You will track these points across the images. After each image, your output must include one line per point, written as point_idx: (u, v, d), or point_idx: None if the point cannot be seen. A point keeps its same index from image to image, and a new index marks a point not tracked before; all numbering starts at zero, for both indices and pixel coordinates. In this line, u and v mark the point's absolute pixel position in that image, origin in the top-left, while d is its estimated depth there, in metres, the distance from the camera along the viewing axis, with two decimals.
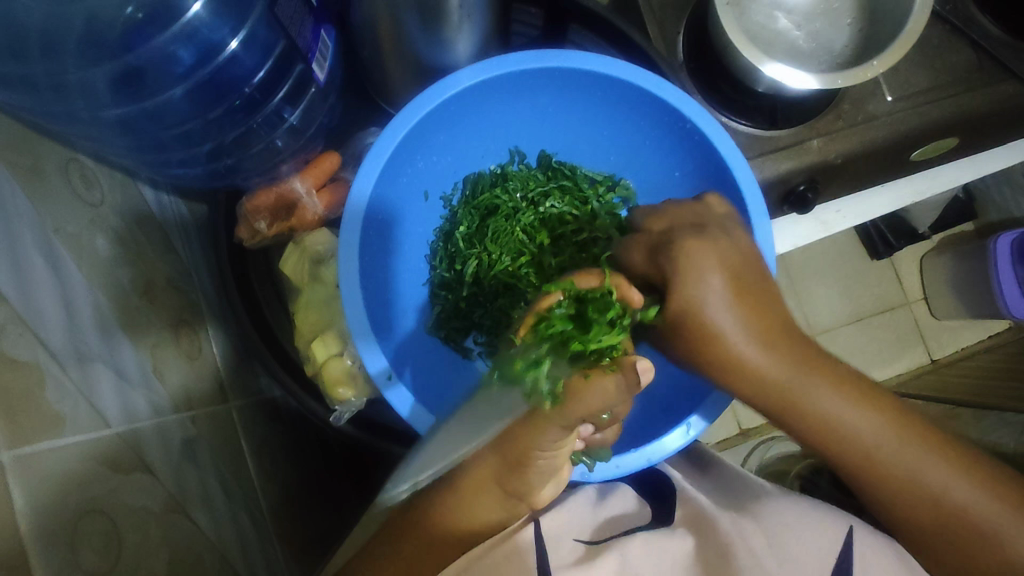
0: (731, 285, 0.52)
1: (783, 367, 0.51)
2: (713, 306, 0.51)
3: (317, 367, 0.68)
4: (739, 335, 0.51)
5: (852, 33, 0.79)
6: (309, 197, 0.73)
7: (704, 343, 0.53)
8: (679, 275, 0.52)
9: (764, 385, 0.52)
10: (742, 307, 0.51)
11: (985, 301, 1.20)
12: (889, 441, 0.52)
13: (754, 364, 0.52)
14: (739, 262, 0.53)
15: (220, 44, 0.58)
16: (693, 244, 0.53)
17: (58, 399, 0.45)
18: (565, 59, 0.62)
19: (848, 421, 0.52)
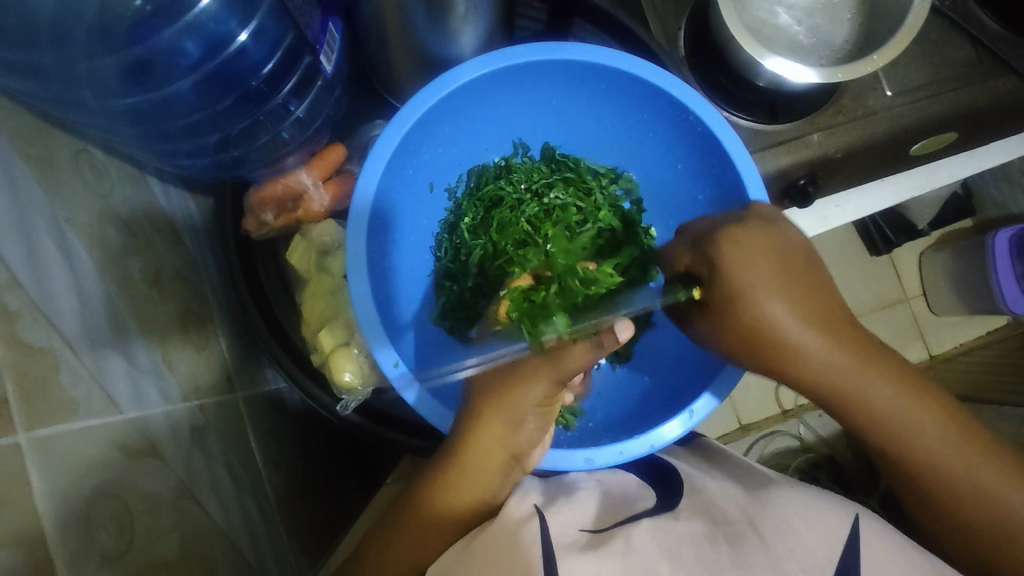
0: (784, 272, 0.54)
1: (833, 351, 0.53)
2: (767, 295, 0.53)
3: (325, 357, 0.69)
4: (791, 322, 0.53)
5: (852, 28, 0.80)
6: (316, 188, 0.74)
7: (740, 329, 0.54)
8: (734, 262, 0.54)
9: (821, 374, 0.54)
10: (797, 294, 0.53)
11: (984, 296, 1.21)
12: (922, 421, 0.54)
13: (812, 353, 0.53)
14: (787, 249, 0.55)
15: (229, 37, 0.58)
16: (744, 233, 0.55)
17: (72, 384, 0.45)
18: (569, 52, 0.62)
19: (875, 402, 0.54)
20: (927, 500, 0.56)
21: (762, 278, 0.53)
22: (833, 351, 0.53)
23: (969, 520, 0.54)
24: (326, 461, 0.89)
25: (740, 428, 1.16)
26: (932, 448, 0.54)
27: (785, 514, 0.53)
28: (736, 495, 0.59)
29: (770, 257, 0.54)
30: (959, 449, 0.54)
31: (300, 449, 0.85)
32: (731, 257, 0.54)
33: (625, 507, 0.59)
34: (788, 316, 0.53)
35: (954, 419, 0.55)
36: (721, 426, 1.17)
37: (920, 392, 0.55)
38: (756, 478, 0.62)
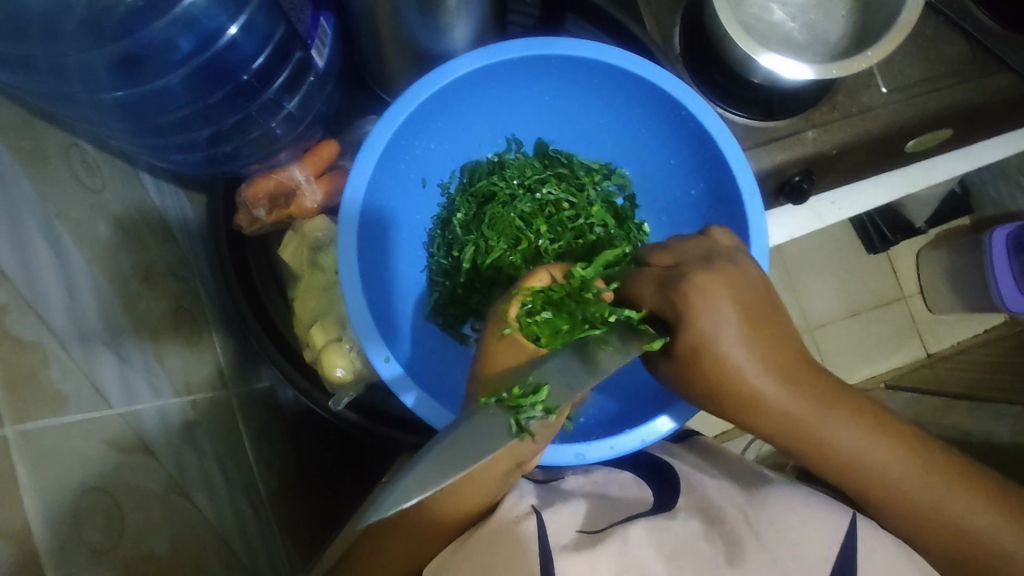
0: (745, 317, 0.49)
1: (796, 401, 0.50)
2: (728, 345, 0.49)
3: (317, 353, 0.69)
4: (755, 371, 0.49)
5: (846, 24, 0.80)
6: (308, 184, 0.74)
7: (701, 375, 0.51)
8: (689, 311, 0.49)
9: (784, 422, 0.51)
10: (757, 339, 0.50)
11: (980, 294, 1.21)
12: (890, 458, 0.52)
13: (774, 401, 0.50)
14: (747, 290, 0.51)
15: (218, 30, 0.58)
16: (704, 277, 0.50)
17: (61, 378, 0.45)
18: (562, 47, 0.62)
19: (840, 444, 0.51)
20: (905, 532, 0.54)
21: (724, 327, 0.49)
22: (796, 401, 0.50)
23: (949, 547, 0.53)
24: (320, 458, 0.89)
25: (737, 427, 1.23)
26: (902, 484, 0.52)
27: (780, 513, 0.53)
28: (731, 493, 0.59)
29: (731, 301, 0.49)
30: (931, 481, 0.52)
31: (293, 447, 0.85)
32: (687, 304, 0.49)
33: (622, 504, 0.59)
34: (751, 365, 0.49)
35: (925, 445, 0.53)
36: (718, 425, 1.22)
37: (884, 429, 0.52)
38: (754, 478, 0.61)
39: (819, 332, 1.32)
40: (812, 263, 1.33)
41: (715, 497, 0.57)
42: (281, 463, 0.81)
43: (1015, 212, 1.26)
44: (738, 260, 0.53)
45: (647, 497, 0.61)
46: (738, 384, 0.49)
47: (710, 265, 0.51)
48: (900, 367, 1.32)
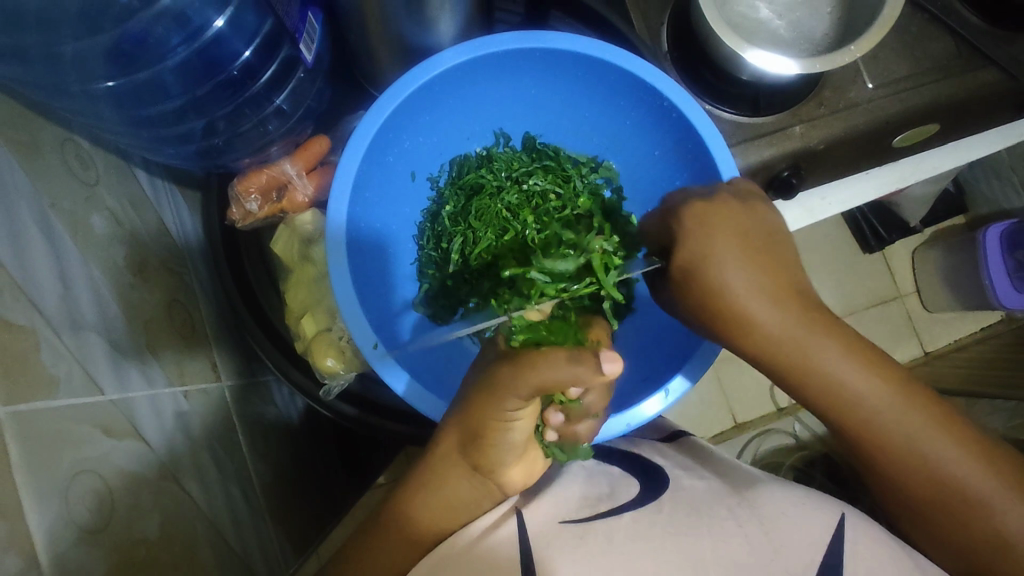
0: (743, 247, 0.54)
1: (794, 324, 0.53)
2: (728, 268, 0.53)
3: (307, 343, 0.71)
4: (751, 296, 0.53)
5: (831, 21, 0.82)
6: (299, 179, 0.75)
7: (698, 300, 0.55)
8: (689, 234, 0.54)
9: (769, 345, 0.53)
10: (754, 264, 0.53)
11: (975, 291, 1.22)
12: (883, 402, 0.52)
13: (762, 319, 0.53)
14: (750, 228, 0.55)
15: (205, 25, 0.61)
16: (707, 210, 0.55)
17: (53, 362, 0.46)
18: (545, 41, 0.64)
19: (823, 384, 0.53)
20: (893, 486, 0.54)
21: (722, 252, 0.53)
22: (786, 324, 0.53)
23: (938, 512, 0.52)
24: (313, 455, 0.91)
25: (734, 427, 1.25)
26: (891, 433, 0.52)
27: (761, 499, 0.53)
28: (724, 483, 0.58)
29: (730, 237, 0.54)
30: (926, 433, 0.52)
31: (290, 444, 0.86)
32: (690, 229, 0.55)
33: (605, 498, 0.56)
34: (745, 286, 0.53)
35: (924, 406, 0.52)
36: (716, 426, 1.24)
37: (883, 367, 0.53)
38: (742, 473, 0.61)
39: None
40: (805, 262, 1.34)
41: (707, 487, 0.57)
42: (281, 459, 0.83)
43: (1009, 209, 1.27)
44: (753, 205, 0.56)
45: (625, 475, 0.63)
46: (729, 304, 0.53)
47: (716, 200, 0.56)
48: None
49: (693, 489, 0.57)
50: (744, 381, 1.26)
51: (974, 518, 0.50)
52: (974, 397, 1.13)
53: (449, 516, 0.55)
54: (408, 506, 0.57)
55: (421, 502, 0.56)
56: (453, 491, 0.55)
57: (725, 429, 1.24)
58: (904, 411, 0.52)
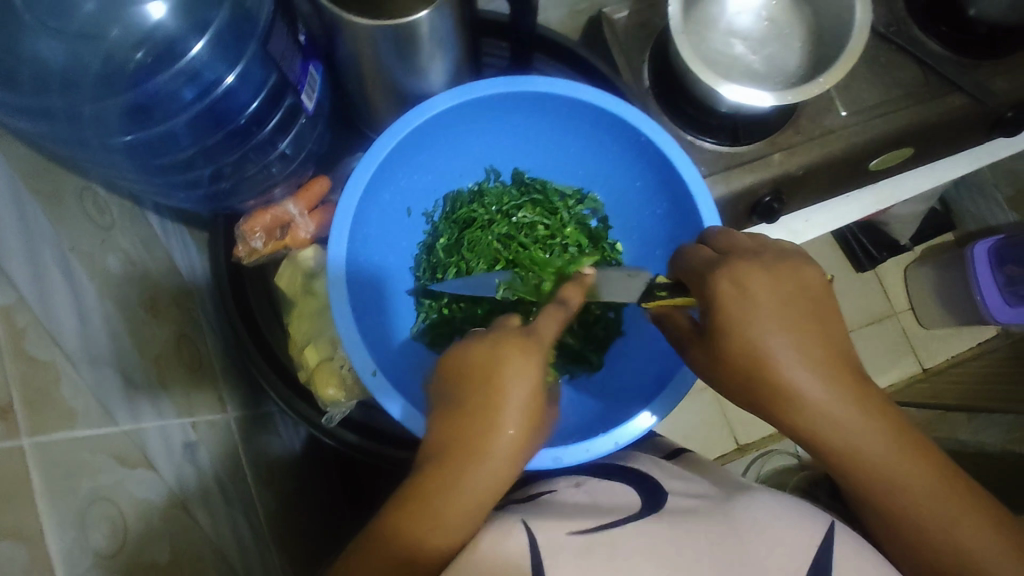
0: (788, 315, 0.54)
1: (843, 402, 0.52)
2: (773, 338, 0.53)
3: (309, 371, 0.74)
4: (794, 364, 0.53)
5: (803, 55, 0.87)
6: (302, 218, 0.79)
7: (739, 367, 0.55)
8: (729, 305, 0.54)
9: (814, 415, 0.53)
10: (798, 333, 0.54)
11: (967, 307, 1.26)
12: (896, 460, 0.52)
13: (809, 392, 0.53)
14: (795, 290, 0.55)
15: (217, 80, 0.65)
16: (751, 274, 0.55)
17: (72, 395, 0.49)
18: (529, 84, 0.68)
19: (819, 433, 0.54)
20: (897, 553, 0.54)
21: (763, 320, 0.54)
22: (829, 394, 0.53)
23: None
24: (316, 482, 0.93)
25: (736, 449, 1.27)
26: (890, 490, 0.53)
27: (749, 502, 0.55)
28: (717, 491, 0.61)
29: (773, 303, 0.54)
30: (956, 511, 0.51)
31: (292, 473, 0.88)
32: (730, 294, 0.55)
33: (604, 515, 0.56)
34: (789, 356, 0.53)
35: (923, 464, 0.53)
36: (718, 448, 1.26)
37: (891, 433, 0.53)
38: (733, 482, 0.63)
39: None
40: None
41: (703, 494, 0.60)
42: (284, 486, 0.85)
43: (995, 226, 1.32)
44: (795, 267, 0.56)
45: (618, 486, 0.65)
46: (758, 369, 0.54)
47: (758, 262, 0.56)
48: (897, 383, 1.36)
49: (689, 496, 0.59)
50: None
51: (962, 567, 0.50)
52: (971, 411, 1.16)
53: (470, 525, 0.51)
54: (424, 514, 0.51)
55: (444, 509, 0.51)
56: (481, 499, 0.52)
57: (727, 451, 1.26)
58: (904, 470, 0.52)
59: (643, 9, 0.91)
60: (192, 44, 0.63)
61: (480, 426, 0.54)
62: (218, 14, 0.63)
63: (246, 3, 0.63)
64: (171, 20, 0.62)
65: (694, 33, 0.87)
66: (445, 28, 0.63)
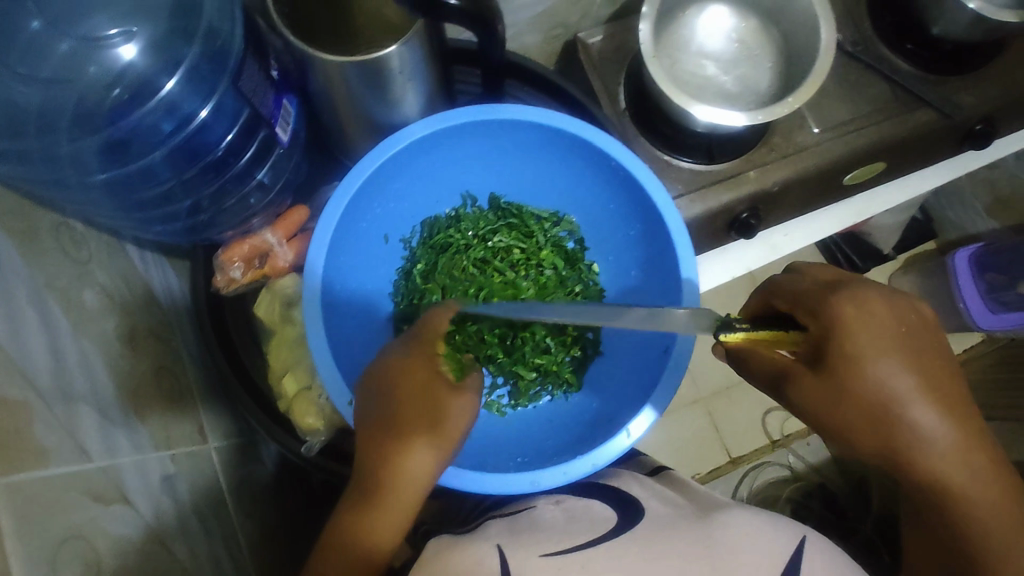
0: (909, 349, 0.52)
1: (961, 448, 0.52)
2: (899, 375, 0.51)
3: (288, 401, 0.75)
4: (920, 404, 0.51)
5: (773, 75, 0.89)
6: (280, 246, 0.80)
7: (864, 405, 0.52)
8: (856, 335, 0.51)
9: (933, 458, 0.52)
10: (920, 370, 0.52)
11: (952, 314, 1.27)
12: (997, 516, 0.53)
13: (931, 434, 0.51)
14: (915, 325, 0.53)
15: (192, 115, 0.65)
16: (875, 303, 0.53)
17: (44, 433, 0.49)
18: (502, 112, 0.70)
19: (917, 462, 0.52)
20: None
21: (890, 353, 0.51)
22: (949, 437, 0.51)
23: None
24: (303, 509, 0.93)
25: (729, 462, 1.26)
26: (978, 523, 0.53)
27: (722, 522, 0.55)
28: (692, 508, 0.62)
29: (897, 337, 0.52)
30: None
31: (277, 501, 0.88)
32: (855, 321, 0.51)
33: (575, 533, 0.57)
34: (913, 395, 0.51)
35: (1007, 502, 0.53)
36: (711, 462, 1.26)
37: (985, 471, 0.53)
38: (711, 500, 0.64)
39: None
40: None
41: (682, 512, 0.60)
42: (267, 515, 0.85)
43: (975, 233, 1.34)
44: (911, 303, 0.54)
45: (590, 504, 0.66)
46: (863, 401, 0.51)
47: (874, 289, 0.54)
48: None
49: (669, 514, 0.60)
50: (733, 415, 1.28)
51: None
52: None
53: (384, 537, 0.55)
54: (355, 515, 0.55)
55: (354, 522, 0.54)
56: (402, 499, 0.55)
57: (719, 466, 1.26)
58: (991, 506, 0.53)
59: (617, 33, 0.93)
60: (164, 81, 0.63)
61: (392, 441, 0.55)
62: (189, 51, 0.63)
63: (217, 39, 0.64)
64: (142, 59, 0.62)
65: (666, 55, 0.89)
66: (414, 62, 0.64)
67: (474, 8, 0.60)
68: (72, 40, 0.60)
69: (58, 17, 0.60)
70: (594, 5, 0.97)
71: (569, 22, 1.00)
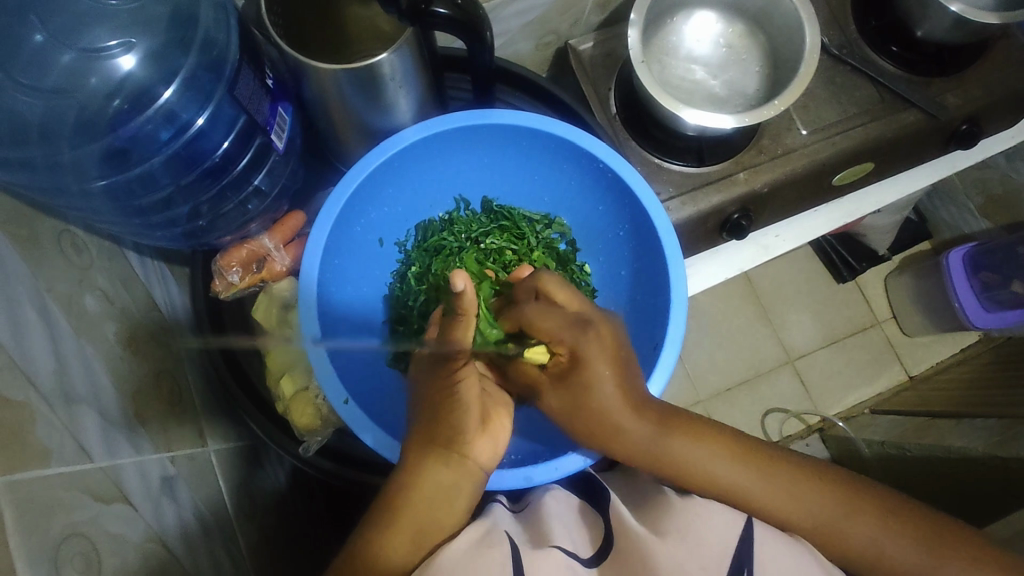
0: (605, 366, 0.61)
1: (639, 422, 0.63)
2: (592, 384, 0.62)
3: (286, 402, 0.77)
4: (600, 392, 0.62)
5: (760, 78, 0.91)
6: (277, 251, 0.83)
7: (569, 411, 0.65)
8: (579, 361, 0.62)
9: (630, 438, 0.63)
10: (612, 379, 0.62)
11: (949, 313, 1.28)
12: (704, 454, 0.63)
13: (615, 415, 0.62)
14: (601, 346, 0.62)
15: (189, 122, 0.67)
16: (575, 340, 0.62)
17: (46, 434, 0.50)
18: (493, 117, 0.72)
19: (623, 439, 0.63)
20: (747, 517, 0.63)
21: (592, 372, 0.62)
22: (626, 413, 0.62)
23: (767, 518, 0.62)
24: (303, 512, 0.94)
25: None
26: (701, 467, 0.63)
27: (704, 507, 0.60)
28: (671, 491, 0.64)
29: (601, 361, 0.61)
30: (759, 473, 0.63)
31: (276, 506, 0.89)
32: (583, 341, 0.62)
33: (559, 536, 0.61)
34: (607, 395, 0.62)
35: (713, 439, 0.64)
36: None
37: (670, 421, 0.64)
38: None
39: (800, 362, 1.41)
40: (783, 295, 1.43)
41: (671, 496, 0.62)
42: (263, 516, 0.85)
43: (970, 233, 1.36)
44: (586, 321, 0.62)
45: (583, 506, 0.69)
46: (603, 397, 0.62)
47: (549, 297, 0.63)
48: (882, 392, 1.39)
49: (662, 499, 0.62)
50: None
51: (769, 499, 0.61)
52: (956, 419, 1.17)
53: (422, 536, 0.58)
54: (384, 513, 0.58)
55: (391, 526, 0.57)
56: (422, 490, 0.59)
57: None
58: (694, 448, 0.63)
59: (608, 39, 0.95)
60: (163, 89, 0.65)
61: (421, 451, 0.60)
62: (186, 60, 0.65)
63: (214, 49, 0.66)
64: (141, 69, 0.64)
65: (656, 61, 0.91)
66: (406, 70, 0.66)
67: (464, 18, 0.62)
68: (74, 52, 0.61)
69: (61, 29, 0.60)
70: (584, 12, 0.99)
71: (560, 30, 1.02)
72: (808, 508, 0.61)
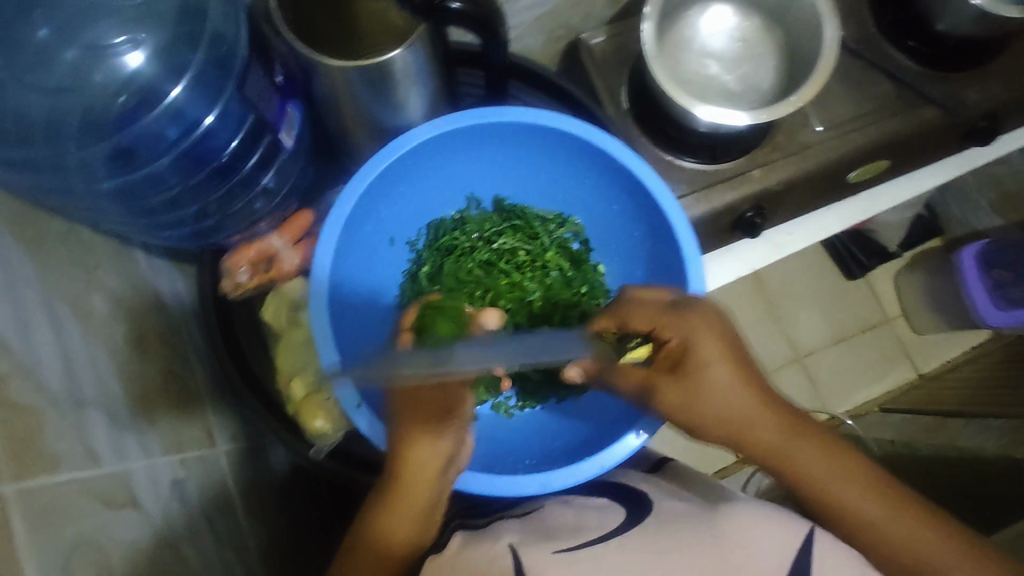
0: (725, 354, 0.59)
1: (765, 413, 0.60)
2: (711, 371, 0.59)
3: (296, 403, 0.76)
4: (719, 379, 0.59)
5: (777, 73, 0.89)
6: (287, 250, 0.81)
7: (681, 406, 0.61)
8: (695, 347, 0.59)
9: (747, 430, 0.60)
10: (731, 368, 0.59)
11: (961, 312, 1.26)
12: (826, 464, 0.60)
13: (734, 407, 0.59)
14: (722, 329, 0.60)
15: (197, 121, 0.66)
16: (690, 325, 0.59)
17: (55, 441, 0.50)
18: (506, 114, 0.70)
19: (740, 431, 0.60)
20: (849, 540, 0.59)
21: (708, 359, 0.59)
22: (748, 406, 0.60)
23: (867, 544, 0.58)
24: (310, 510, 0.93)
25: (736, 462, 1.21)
26: (818, 474, 0.60)
27: (747, 507, 0.56)
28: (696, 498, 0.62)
29: (716, 347, 0.59)
30: (878, 502, 0.59)
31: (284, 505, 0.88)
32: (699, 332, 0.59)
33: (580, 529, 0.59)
34: (725, 384, 0.59)
35: (851, 463, 0.60)
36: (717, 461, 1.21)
37: (801, 424, 0.61)
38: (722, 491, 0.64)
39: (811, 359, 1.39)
40: (794, 293, 1.41)
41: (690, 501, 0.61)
42: (272, 516, 0.84)
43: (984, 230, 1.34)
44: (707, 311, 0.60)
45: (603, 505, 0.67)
46: (723, 387, 0.59)
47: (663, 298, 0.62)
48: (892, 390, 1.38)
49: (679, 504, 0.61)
50: None
51: (876, 526, 0.58)
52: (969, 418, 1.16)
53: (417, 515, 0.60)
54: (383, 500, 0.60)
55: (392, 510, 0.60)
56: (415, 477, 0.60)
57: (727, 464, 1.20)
58: (820, 455, 0.60)
59: (620, 33, 0.93)
60: (170, 87, 0.63)
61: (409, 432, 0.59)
62: (194, 56, 0.64)
63: (222, 45, 0.64)
64: (148, 66, 0.63)
65: (670, 56, 0.90)
66: (418, 67, 0.65)
67: (475, 12, 0.60)
68: (78, 49, 0.60)
69: (66, 28, 0.60)
70: (595, 6, 0.97)
71: (571, 24, 1.00)
72: (919, 538, 0.57)
